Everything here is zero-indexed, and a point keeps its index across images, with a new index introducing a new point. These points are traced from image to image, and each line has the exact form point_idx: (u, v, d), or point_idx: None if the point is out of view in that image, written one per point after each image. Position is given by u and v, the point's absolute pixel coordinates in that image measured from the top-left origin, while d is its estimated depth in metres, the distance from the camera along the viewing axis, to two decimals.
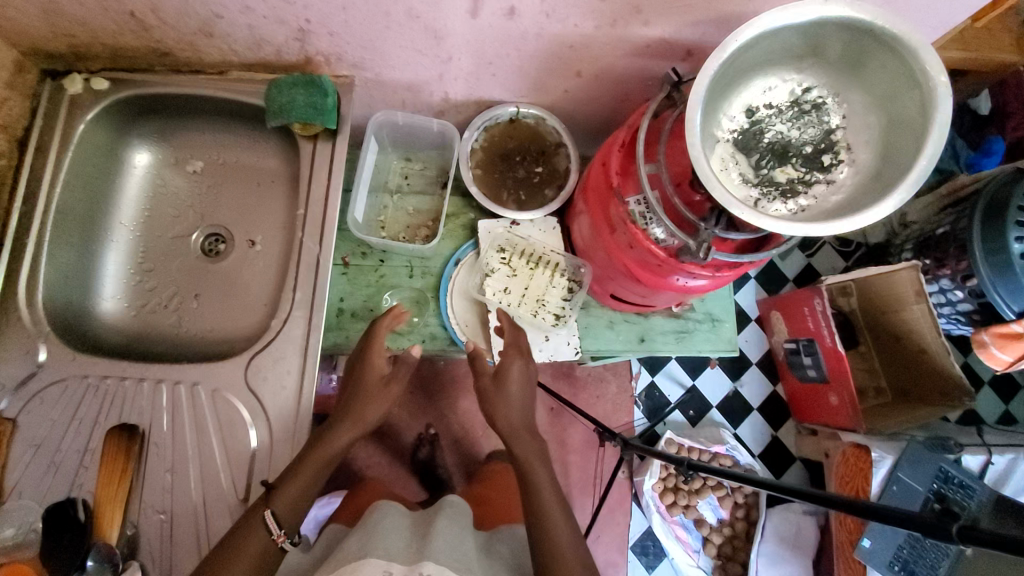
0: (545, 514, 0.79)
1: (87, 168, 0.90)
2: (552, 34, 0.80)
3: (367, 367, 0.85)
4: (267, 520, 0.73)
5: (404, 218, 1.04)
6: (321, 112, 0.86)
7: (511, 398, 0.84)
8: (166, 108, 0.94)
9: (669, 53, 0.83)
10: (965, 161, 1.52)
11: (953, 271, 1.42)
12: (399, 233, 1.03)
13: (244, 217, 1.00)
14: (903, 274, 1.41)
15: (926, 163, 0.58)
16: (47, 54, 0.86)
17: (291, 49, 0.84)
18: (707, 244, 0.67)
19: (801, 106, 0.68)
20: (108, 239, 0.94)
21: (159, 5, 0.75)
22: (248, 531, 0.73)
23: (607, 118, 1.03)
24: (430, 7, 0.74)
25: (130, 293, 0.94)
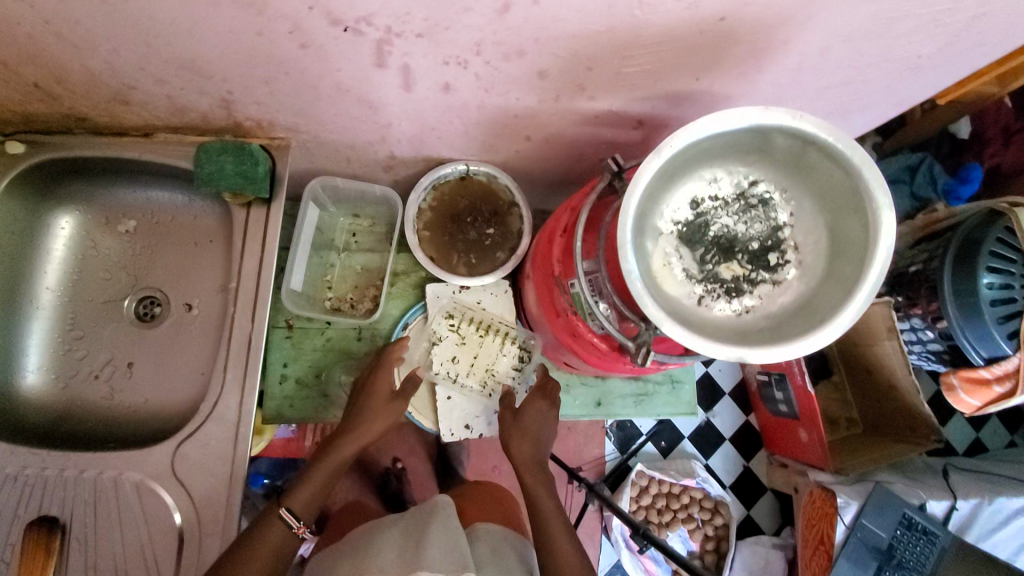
0: (546, 526, 0.82)
1: (5, 236, 0.85)
2: (493, 106, 0.75)
3: (376, 394, 0.87)
4: (285, 515, 0.77)
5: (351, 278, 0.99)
6: (251, 181, 0.82)
7: (524, 425, 0.88)
8: (91, 169, 0.88)
9: (618, 123, 0.79)
10: (943, 189, 1.32)
11: (922, 311, 1.23)
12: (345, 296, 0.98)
13: (181, 279, 0.95)
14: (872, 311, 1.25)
15: (869, 287, 0.57)
16: None
17: (217, 114, 0.79)
18: (647, 348, 0.63)
19: (748, 200, 0.65)
20: (33, 307, 0.89)
21: (65, 77, 0.69)
22: (267, 526, 0.76)
23: (563, 175, 0.98)
24: (359, 81, 0.69)
25: (57, 364, 0.90)
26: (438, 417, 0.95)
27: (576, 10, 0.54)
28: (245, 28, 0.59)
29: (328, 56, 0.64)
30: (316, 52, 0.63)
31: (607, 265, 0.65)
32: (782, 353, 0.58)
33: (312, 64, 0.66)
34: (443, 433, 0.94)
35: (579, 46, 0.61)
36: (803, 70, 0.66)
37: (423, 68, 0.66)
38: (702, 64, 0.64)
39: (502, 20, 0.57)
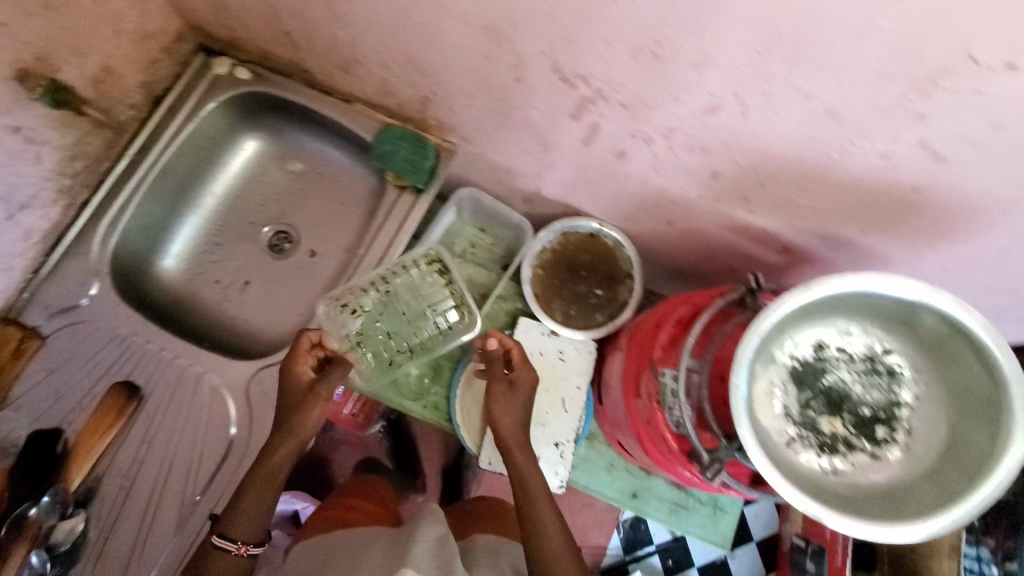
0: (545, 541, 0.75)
1: (202, 139, 0.98)
2: (653, 184, 0.78)
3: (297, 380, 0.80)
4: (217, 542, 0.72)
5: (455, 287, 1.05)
6: (415, 170, 0.91)
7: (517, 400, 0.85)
8: (289, 112, 1.00)
9: (765, 241, 0.79)
10: None
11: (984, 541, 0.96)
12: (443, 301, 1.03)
13: (316, 228, 1.04)
14: None
15: (975, 504, 0.54)
16: (208, 34, 0.94)
17: (412, 105, 0.88)
18: (720, 465, 0.63)
19: (875, 365, 0.64)
20: (195, 205, 1.02)
21: (313, 35, 0.80)
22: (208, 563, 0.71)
23: (684, 267, 0.99)
24: (548, 123, 0.75)
25: (193, 258, 1.01)
26: (481, 442, 0.93)
27: (778, 133, 0.57)
28: (480, 50, 0.66)
29: (532, 93, 0.70)
30: (526, 87, 0.69)
31: (711, 371, 0.66)
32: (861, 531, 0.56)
33: (516, 96, 0.72)
34: (481, 458, 0.91)
35: (764, 164, 0.63)
36: (974, 262, 0.65)
37: (610, 131, 0.71)
38: (875, 220, 0.64)
39: (705, 119, 0.60)
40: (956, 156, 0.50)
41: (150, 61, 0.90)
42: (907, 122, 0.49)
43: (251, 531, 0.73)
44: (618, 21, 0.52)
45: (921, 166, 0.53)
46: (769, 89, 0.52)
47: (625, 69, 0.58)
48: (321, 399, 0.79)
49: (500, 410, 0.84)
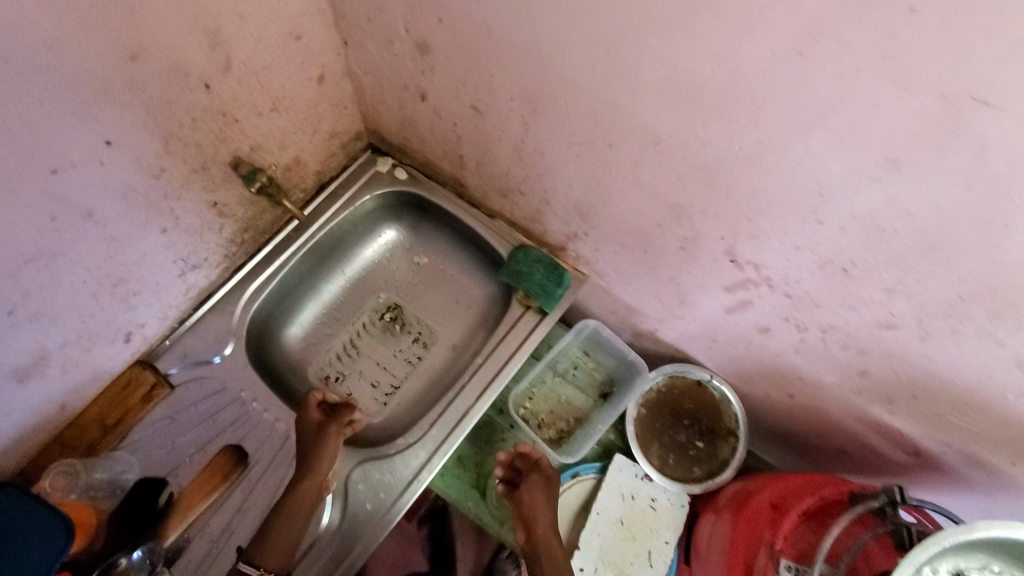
0: None
1: (350, 224, 1.06)
2: (788, 362, 0.79)
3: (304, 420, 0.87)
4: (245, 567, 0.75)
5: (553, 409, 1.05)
6: (545, 294, 0.94)
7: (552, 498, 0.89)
8: (432, 212, 1.07)
9: (896, 442, 0.77)
10: None
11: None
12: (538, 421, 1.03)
13: (405, 307, 1.09)
14: None
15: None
16: (381, 138, 1.04)
17: (556, 235, 0.93)
18: None
19: None
20: (327, 280, 1.08)
21: (485, 164, 0.87)
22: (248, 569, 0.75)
23: (789, 436, 0.97)
24: (696, 286, 0.78)
25: (313, 330, 1.05)
26: None
27: (954, 362, 0.57)
28: (654, 218, 0.71)
29: (692, 262, 0.74)
30: (687, 255, 0.73)
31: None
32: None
33: (673, 259, 0.76)
34: None
35: (926, 382, 0.63)
36: None
37: (761, 310, 0.73)
38: None
39: (876, 330, 0.61)
40: None
41: (329, 154, 1.00)
42: None
43: (274, 556, 0.76)
44: (818, 238, 0.55)
45: None
46: (960, 328, 0.53)
47: (806, 272, 0.61)
48: (335, 434, 0.85)
49: (530, 506, 0.88)
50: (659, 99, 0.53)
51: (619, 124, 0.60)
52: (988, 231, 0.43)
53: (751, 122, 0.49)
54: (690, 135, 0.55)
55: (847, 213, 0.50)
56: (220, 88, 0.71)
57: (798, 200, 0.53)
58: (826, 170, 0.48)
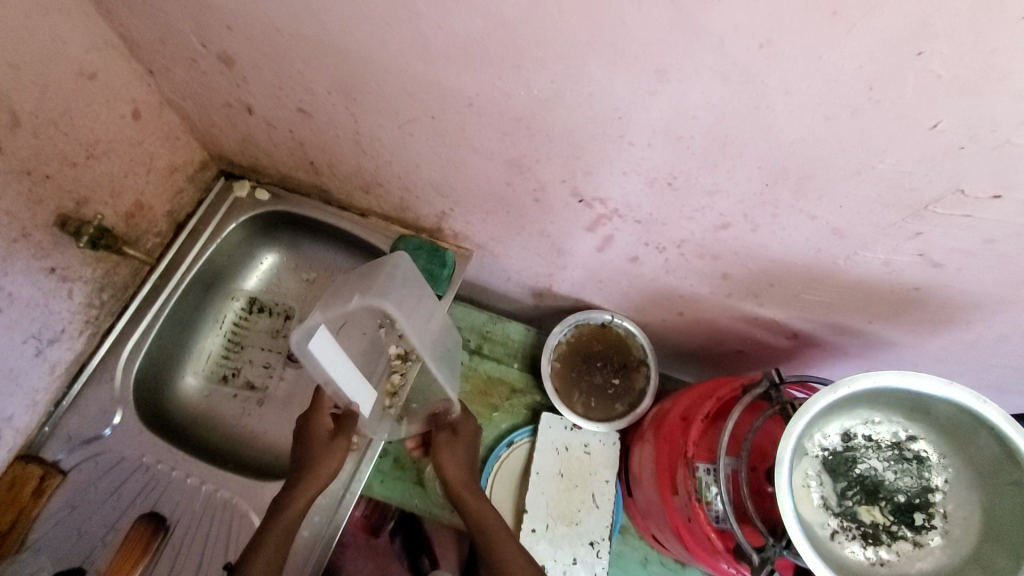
0: None
1: (222, 258, 1.02)
2: (664, 283, 0.83)
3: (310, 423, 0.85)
4: None
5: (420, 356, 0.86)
6: (434, 279, 0.94)
7: (456, 447, 0.90)
8: (307, 227, 1.05)
9: (774, 330, 0.84)
10: None
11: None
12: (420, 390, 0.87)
13: (294, 319, 1.07)
14: None
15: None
16: (229, 162, 1.00)
17: (429, 220, 0.93)
18: (771, 567, 0.63)
19: (902, 451, 0.66)
20: (214, 320, 1.03)
21: (336, 165, 0.86)
22: None
23: (693, 351, 1.02)
24: (562, 236, 0.80)
25: (211, 375, 1.01)
26: None
27: (785, 245, 0.62)
28: (502, 178, 0.72)
29: (549, 211, 0.76)
30: (543, 207, 0.75)
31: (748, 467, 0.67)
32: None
33: (533, 213, 0.78)
34: None
35: (772, 268, 0.68)
36: (974, 346, 0.69)
37: (624, 242, 0.76)
38: (879, 311, 0.69)
39: (716, 233, 0.66)
40: (953, 263, 0.56)
41: (176, 192, 0.95)
42: (907, 237, 0.54)
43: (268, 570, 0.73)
44: (637, 160, 0.58)
45: (922, 271, 0.58)
46: (774, 211, 0.58)
47: (640, 195, 0.64)
48: (342, 445, 0.83)
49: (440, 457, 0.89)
50: (454, 60, 0.55)
51: (432, 95, 0.61)
52: (759, 118, 0.47)
53: (537, 64, 0.51)
54: (493, 89, 0.56)
55: (647, 130, 0.53)
56: (15, 147, 0.66)
57: (605, 129, 0.56)
58: (614, 94, 0.51)
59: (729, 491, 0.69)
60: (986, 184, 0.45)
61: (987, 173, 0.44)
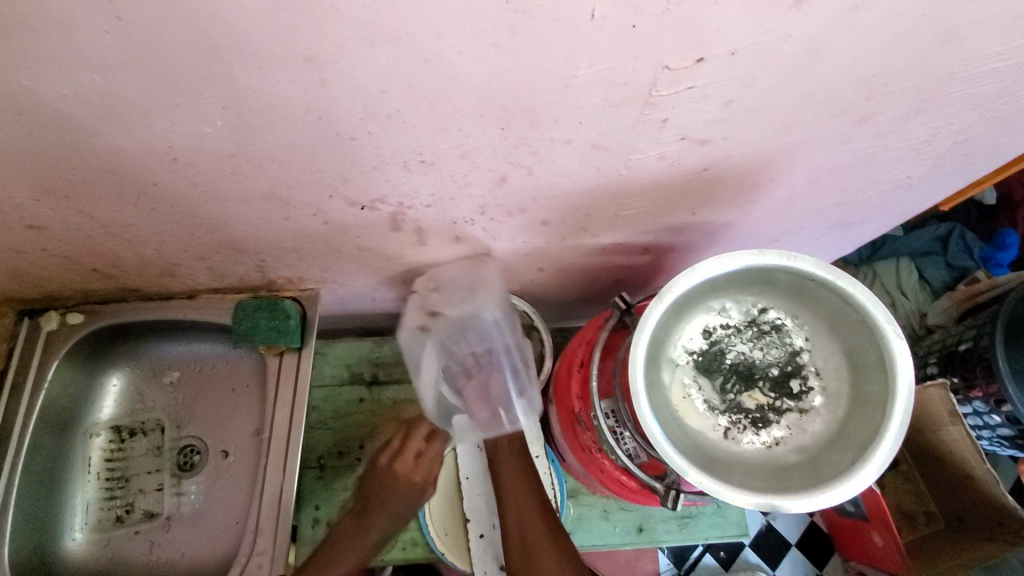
0: None
1: (62, 399, 0.92)
2: (503, 249, 0.79)
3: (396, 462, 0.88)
4: None
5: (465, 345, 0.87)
6: (283, 334, 0.89)
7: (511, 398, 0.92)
8: (142, 330, 0.95)
9: (626, 251, 0.81)
10: (982, 258, 1.12)
11: (983, 393, 0.94)
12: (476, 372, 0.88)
13: (169, 426, 0.97)
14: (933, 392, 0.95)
15: (900, 420, 0.54)
16: (23, 300, 0.89)
17: (253, 278, 0.86)
18: (676, 490, 0.63)
19: (760, 326, 0.64)
20: (82, 465, 0.94)
21: (120, 263, 0.77)
22: None
23: (577, 296, 0.99)
24: (380, 244, 0.75)
25: (100, 522, 0.92)
26: (471, 558, 0.90)
27: (567, 176, 0.59)
28: (276, 216, 0.66)
29: (347, 228, 0.70)
30: (337, 226, 0.69)
31: (627, 402, 0.65)
32: (828, 498, 0.54)
33: (334, 234, 0.72)
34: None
35: (575, 200, 0.64)
36: (796, 199, 0.68)
37: (434, 228, 0.71)
38: (695, 201, 0.66)
39: (501, 188, 0.61)
40: (717, 135, 0.53)
41: None
42: (659, 128, 0.51)
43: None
44: (373, 150, 0.53)
45: (695, 153, 0.55)
46: (531, 149, 0.54)
47: (407, 180, 0.59)
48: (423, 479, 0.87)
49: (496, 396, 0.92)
50: (118, 123, 0.48)
51: (135, 164, 0.54)
52: (437, 69, 0.42)
53: (194, 96, 0.45)
54: (180, 136, 0.50)
55: (353, 119, 0.48)
56: None
57: (317, 133, 0.50)
58: (292, 98, 0.45)
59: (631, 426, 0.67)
60: (682, 51, 0.42)
61: (675, 39, 0.41)
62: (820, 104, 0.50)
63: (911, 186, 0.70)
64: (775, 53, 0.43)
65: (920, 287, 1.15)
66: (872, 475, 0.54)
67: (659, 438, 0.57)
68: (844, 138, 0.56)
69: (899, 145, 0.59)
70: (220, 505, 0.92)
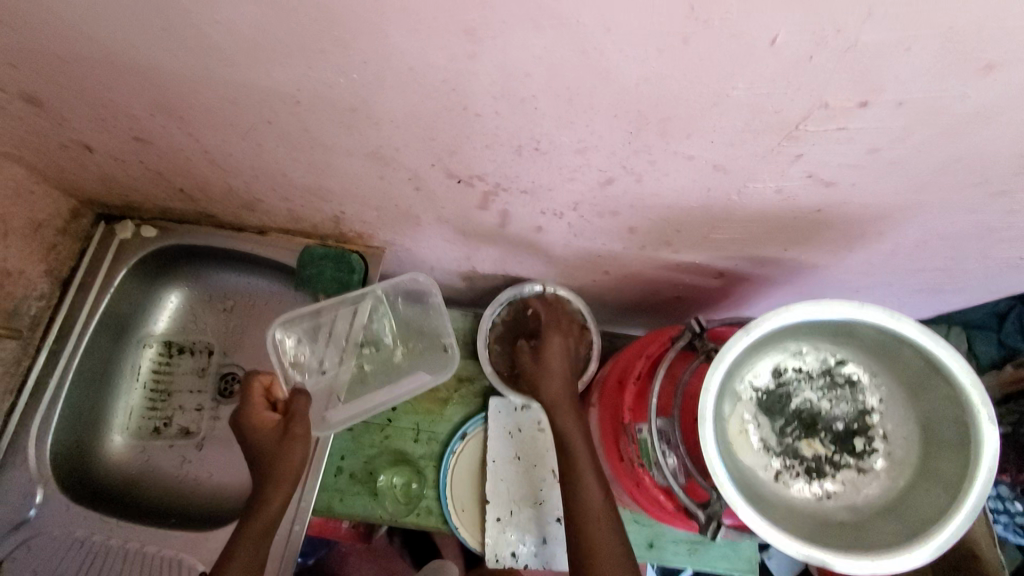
0: None
1: (123, 305, 0.95)
2: (577, 246, 0.78)
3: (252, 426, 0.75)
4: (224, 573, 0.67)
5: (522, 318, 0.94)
6: (345, 286, 0.90)
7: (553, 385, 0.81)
8: (208, 256, 0.97)
9: (700, 271, 0.80)
10: None
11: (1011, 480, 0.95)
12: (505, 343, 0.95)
13: (216, 352, 1.00)
14: None
15: (969, 506, 0.53)
16: (103, 204, 0.91)
17: (326, 226, 0.87)
18: (717, 522, 0.62)
19: (833, 377, 0.63)
20: (130, 372, 0.97)
21: (206, 188, 0.79)
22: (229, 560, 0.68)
23: (633, 305, 0.98)
24: (460, 218, 0.74)
25: (139, 430, 0.96)
26: (484, 539, 0.90)
27: (674, 189, 0.58)
28: (371, 173, 0.66)
29: (434, 198, 0.70)
30: (426, 193, 0.69)
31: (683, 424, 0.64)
32: (877, 565, 0.54)
33: (419, 201, 0.71)
34: (489, 558, 0.89)
35: (671, 214, 0.63)
36: (897, 255, 0.66)
37: (521, 214, 0.71)
38: (793, 239, 0.65)
39: (603, 189, 0.60)
40: (845, 180, 0.51)
41: (48, 249, 0.87)
42: (790, 161, 0.49)
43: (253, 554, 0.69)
44: (493, 130, 0.53)
45: (816, 192, 0.54)
46: (650, 158, 0.53)
47: (513, 164, 0.59)
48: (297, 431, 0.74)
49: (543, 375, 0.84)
50: (257, 58, 0.48)
51: (257, 99, 0.54)
52: (592, 64, 0.42)
53: (341, 47, 0.45)
54: (310, 81, 0.50)
55: (487, 97, 0.48)
56: None
57: (445, 103, 0.50)
58: (435, 66, 0.45)
59: (685, 444, 0.65)
60: (848, 92, 0.40)
61: (847, 80, 0.39)
62: (963, 170, 0.48)
63: (1015, 267, 0.67)
64: (942, 111, 0.41)
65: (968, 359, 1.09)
66: (928, 553, 0.53)
67: (716, 469, 0.56)
68: (972, 207, 0.54)
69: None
70: None
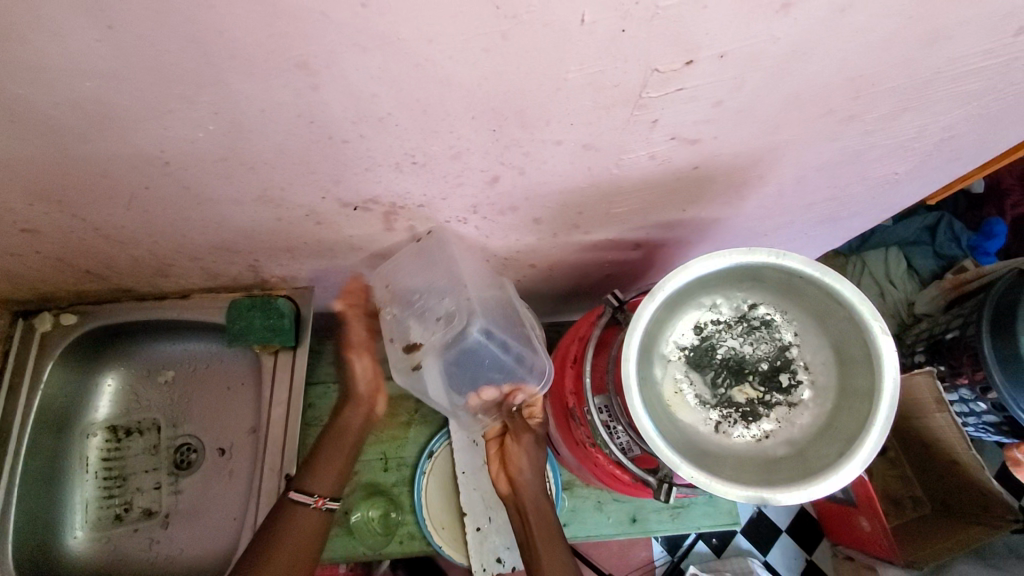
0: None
1: (58, 399, 0.92)
2: (495, 246, 0.80)
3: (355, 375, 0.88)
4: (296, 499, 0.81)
5: (501, 319, 0.77)
6: (278, 333, 0.89)
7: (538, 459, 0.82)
8: (137, 330, 0.95)
9: (617, 246, 0.82)
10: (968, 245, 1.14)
11: (969, 381, 0.95)
12: (476, 365, 0.77)
13: (165, 426, 0.97)
14: (920, 378, 0.95)
15: (885, 415, 0.55)
16: (17, 301, 0.89)
17: (246, 276, 0.86)
18: (668, 483, 0.65)
19: (749, 322, 0.65)
20: (79, 465, 0.94)
21: (113, 265, 0.77)
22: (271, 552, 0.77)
23: (570, 291, 1.00)
24: (371, 242, 0.75)
25: (99, 522, 0.93)
26: (468, 552, 0.91)
27: (558, 174, 0.59)
28: (269, 217, 0.66)
29: (339, 228, 0.70)
30: (329, 225, 0.69)
31: (619, 396, 0.66)
32: (817, 490, 0.56)
33: (326, 234, 0.72)
34: (475, 569, 0.90)
35: (566, 198, 0.65)
36: (786, 194, 0.69)
37: (428, 226, 0.71)
38: (686, 199, 0.67)
39: (493, 187, 0.62)
40: (706, 135, 0.53)
41: None
42: (650, 128, 0.52)
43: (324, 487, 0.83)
44: (366, 153, 0.53)
45: (685, 151, 0.56)
46: (522, 149, 0.54)
47: (400, 180, 0.59)
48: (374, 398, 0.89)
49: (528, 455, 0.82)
50: (111, 128, 0.48)
51: (128, 168, 0.54)
52: (428, 74, 0.43)
53: (186, 103, 0.45)
54: (171, 141, 0.50)
55: (346, 123, 0.48)
56: None
57: (309, 137, 0.50)
58: (283, 103, 0.45)
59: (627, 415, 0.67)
60: (672, 55, 0.42)
61: (664, 45, 0.41)
62: (807, 104, 0.50)
63: (900, 182, 0.71)
64: (762, 55, 0.43)
65: (909, 277, 1.16)
66: (861, 468, 0.55)
67: (650, 432, 0.58)
68: (831, 137, 0.57)
69: (888, 143, 0.60)
70: (219, 501, 0.93)
